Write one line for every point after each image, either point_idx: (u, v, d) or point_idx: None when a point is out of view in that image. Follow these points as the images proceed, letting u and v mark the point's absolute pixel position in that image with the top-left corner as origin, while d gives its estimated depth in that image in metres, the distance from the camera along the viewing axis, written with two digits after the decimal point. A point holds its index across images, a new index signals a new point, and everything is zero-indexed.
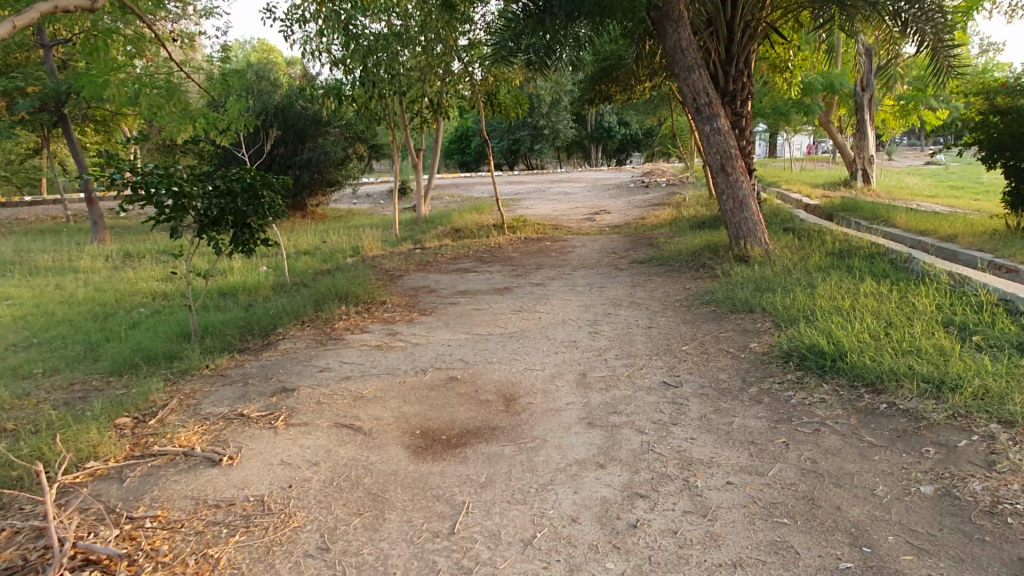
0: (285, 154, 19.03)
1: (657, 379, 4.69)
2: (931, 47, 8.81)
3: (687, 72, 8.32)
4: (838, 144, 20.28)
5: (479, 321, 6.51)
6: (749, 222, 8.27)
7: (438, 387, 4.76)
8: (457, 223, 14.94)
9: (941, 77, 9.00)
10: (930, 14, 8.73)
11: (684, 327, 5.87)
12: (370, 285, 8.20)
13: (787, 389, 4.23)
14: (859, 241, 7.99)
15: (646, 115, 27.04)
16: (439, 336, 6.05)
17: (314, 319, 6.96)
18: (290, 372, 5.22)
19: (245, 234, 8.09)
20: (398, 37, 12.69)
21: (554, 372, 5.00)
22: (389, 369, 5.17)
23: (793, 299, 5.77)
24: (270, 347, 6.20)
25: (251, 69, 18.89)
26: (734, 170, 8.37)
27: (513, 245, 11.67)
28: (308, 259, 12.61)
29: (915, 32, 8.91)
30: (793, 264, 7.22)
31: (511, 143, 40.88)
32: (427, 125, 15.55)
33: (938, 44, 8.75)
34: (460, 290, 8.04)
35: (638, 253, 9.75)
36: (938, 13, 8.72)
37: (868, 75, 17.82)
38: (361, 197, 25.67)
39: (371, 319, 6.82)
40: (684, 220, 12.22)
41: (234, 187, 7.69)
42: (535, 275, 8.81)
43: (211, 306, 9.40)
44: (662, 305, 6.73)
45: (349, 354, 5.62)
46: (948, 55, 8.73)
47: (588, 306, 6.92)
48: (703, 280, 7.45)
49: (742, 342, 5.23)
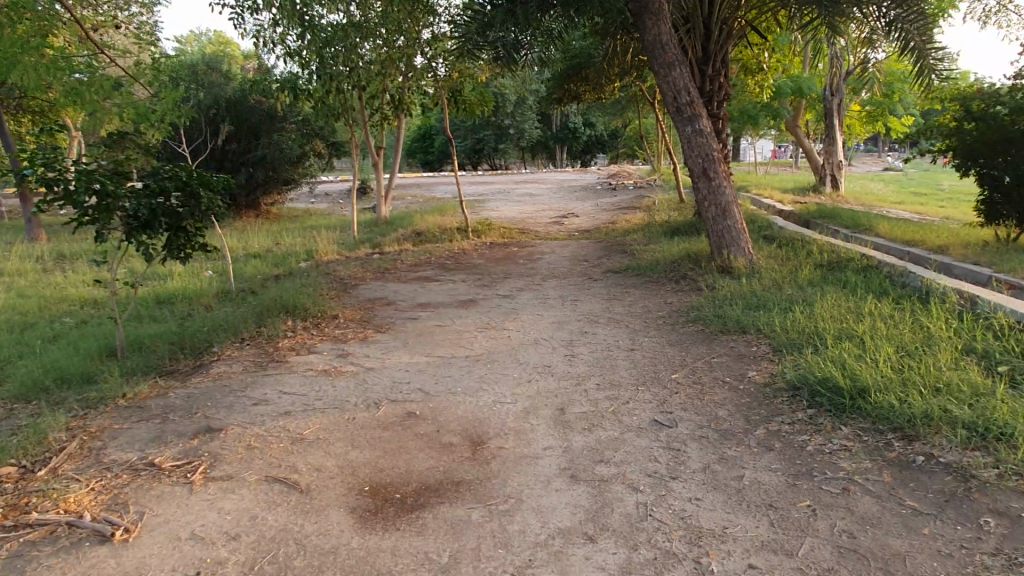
0: (237, 150, 18.09)
1: (648, 418, 4.05)
2: (915, 49, 8.22)
3: (668, 68, 7.72)
4: (806, 149, 20.03)
5: (441, 341, 5.82)
6: (732, 231, 7.68)
7: (393, 426, 4.05)
8: (419, 226, 14.22)
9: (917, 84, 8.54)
10: (914, 14, 8.18)
11: (671, 351, 5.25)
12: (321, 296, 7.46)
13: (801, 433, 3.65)
14: (848, 252, 7.50)
15: (613, 116, 26.63)
16: (397, 359, 5.35)
17: (256, 336, 6.19)
18: (219, 406, 4.46)
19: (180, 238, 7.31)
20: (357, 27, 11.80)
21: (528, 406, 4.34)
22: (335, 401, 4.45)
23: (792, 320, 5.22)
24: (201, 371, 5.42)
25: (201, 61, 17.83)
26: (715, 175, 7.82)
27: (479, 251, 11.03)
28: (259, 263, 11.78)
29: (899, 34, 8.33)
30: (782, 278, 6.67)
31: (475, 143, 40.22)
32: (386, 122, 14.72)
33: (923, 46, 8.17)
34: (421, 302, 7.33)
35: (612, 261, 9.17)
36: (922, 15, 8.17)
37: (836, 80, 17.50)
38: (318, 196, 24.74)
39: (319, 337, 6.08)
40: (657, 226, 11.68)
41: (168, 186, 6.87)
42: (501, 285, 8.15)
43: (145, 316, 8.56)
44: (643, 323, 6.12)
45: (291, 381, 4.88)
46: (932, 58, 8.15)
47: (562, 323, 6.28)
48: (686, 294, 6.87)
49: (740, 371, 4.63)
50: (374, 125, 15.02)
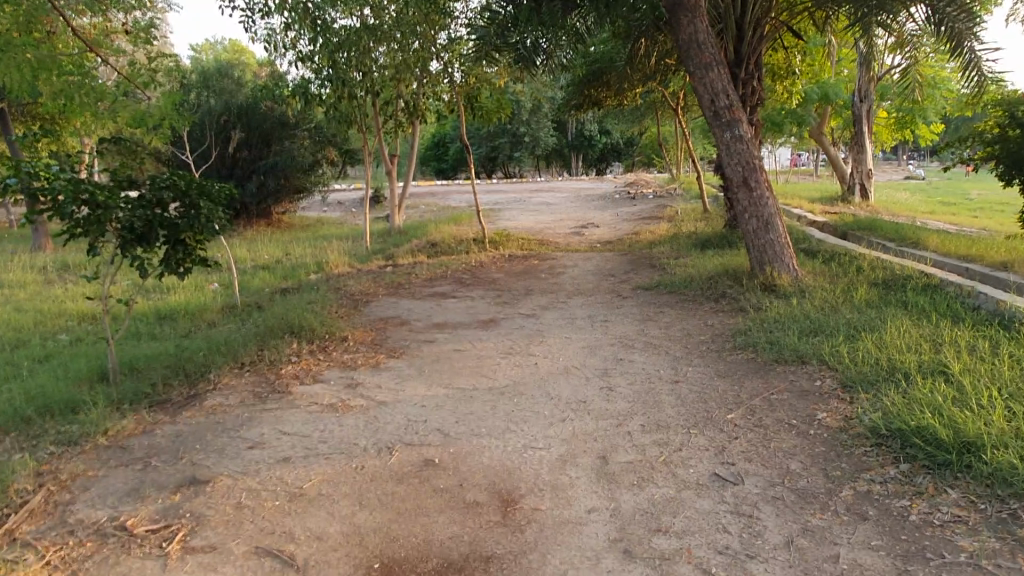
0: (249, 158, 17.66)
1: (707, 470, 3.45)
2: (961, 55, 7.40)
3: (704, 70, 7.16)
4: (832, 157, 19.38)
5: (460, 369, 5.24)
6: (775, 246, 7.05)
7: (409, 478, 3.47)
8: (434, 236, 13.68)
9: (965, 90, 7.90)
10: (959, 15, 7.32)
11: (721, 384, 4.65)
12: (330, 315, 6.90)
13: (899, 497, 3.04)
14: (902, 268, 6.85)
15: (631, 123, 26.06)
16: (412, 392, 4.77)
17: (257, 360, 5.62)
18: (209, 449, 3.89)
19: (178, 252, 6.72)
20: (373, 32, 11.32)
21: (564, 454, 3.74)
22: (342, 445, 3.87)
23: (861, 351, 4.58)
24: (194, 403, 4.86)
25: (213, 66, 17.39)
26: (757, 185, 7.17)
27: (497, 264, 10.46)
28: (267, 276, 11.27)
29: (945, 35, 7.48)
30: (835, 299, 6.05)
31: (489, 151, 39.73)
32: (400, 130, 14.19)
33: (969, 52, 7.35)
34: (437, 322, 6.75)
35: (640, 277, 8.58)
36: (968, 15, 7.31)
37: (863, 85, 16.83)
38: (331, 205, 24.32)
39: (326, 363, 5.52)
40: (684, 238, 11.07)
41: (165, 196, 6.29)
42: (523, 303, 7.57)
43: (143, 333, 8.03)
44: (685, 349, 5.51)
45: (294, 418, 4.31)
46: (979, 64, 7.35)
47: (594, 348, 5.68)
48: (728, 316, 6.26)
49: (807, 413, 4.02)
50: (388, 132, 14.51)
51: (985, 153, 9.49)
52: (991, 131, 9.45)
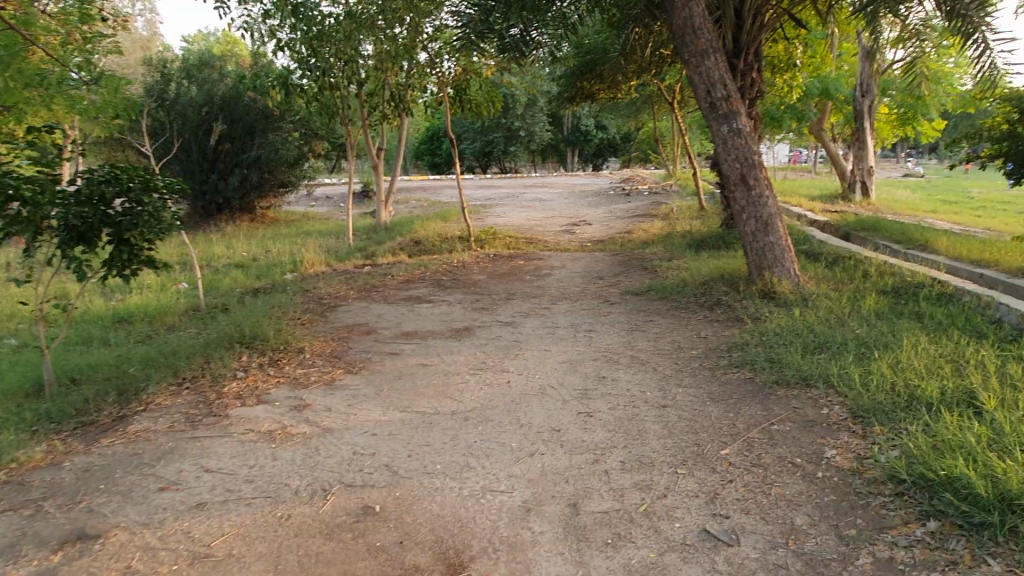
0: (231, 150, 17.01)
1: (694, 526, 2.90)
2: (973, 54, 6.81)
3: (700, 58, 6.59)
4: (832, 154, 18.80)
5: (423, 388, 4.69)
6: (775, 249, 6.49)
7: (341, 533, 2.91)
8: (418, 234, 13.10)
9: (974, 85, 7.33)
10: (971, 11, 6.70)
11: (714, 409, 4.09)
12: (289, 323, 6.32)
13: (929, 568, 2.49)
14: (912, 274, 6.29)
15: (627, 117, 25.45)
16: (364, 416, 4.21)
17: (199, 376, 5.04)
18: (113, 491, 3.32)
19: (122, 253, 5.95)
20: (357, 22, 10.59)
21: (528, 500, 3.17)
22: (272, 486, 3.31)
23: (874, 374, 4.02)
24: (117, 428, 4.27)
25: (194, 57, 16.73)
26: (756, 182, 6.59)
27: (481, 264, 9.90)
28: (239, 275, 10.69)
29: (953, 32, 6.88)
30: (841, 309, 5.49)
31: (484, 146, 38.98)
32: (385, 123, 13.57)
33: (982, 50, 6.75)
34: (407, 331, 6.18)
35: (630, 280, 8.03)
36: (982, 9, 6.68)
37: (864, 80, 16.24)
38: (319, 199, 23.72)
39: (276, 379, 4.94)
40: (679, 238, 10.51)
41: (107, 189, 5.66)
42: (503, 309, 7.00)
43: (95, 339, 7.42)
44: (674, 366, 4.95)
45: (222, 449, 3.74)
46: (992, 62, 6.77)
47: (574, 364, 5.11)
48: (723, 327, 5.69)
49: (813, 449, 3.47)
50: (372, 125, 13.90)
51: (992, 150, 8.88)
52: (1000, 127, 8.87)
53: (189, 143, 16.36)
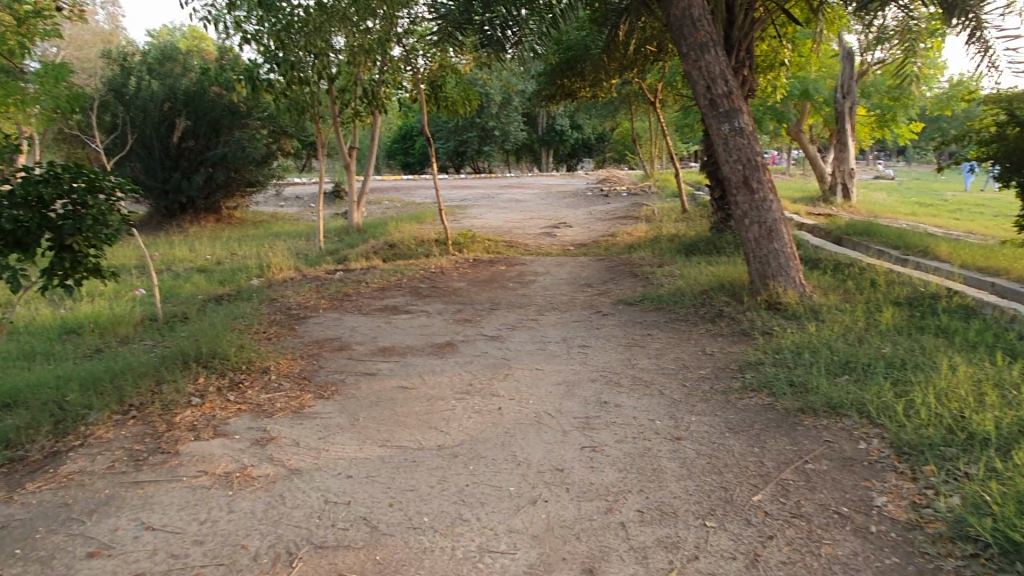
0: (196, 148, 16.24)
1: None
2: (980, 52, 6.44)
3: (699, 51, 6.14)
4: (811, 156, 18.51)
5: (403, 416, 4.15)
6: (780, 257, 6.07)
7: None
8: (392, 236, 12.50)
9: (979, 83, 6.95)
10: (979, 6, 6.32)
11: (736, 443, 3.61)
12: (253, 338, 5.74)
13: None
14: (925, 284, 5.88)
15: (604, 118, 25.06)
16: (336, 452, 3.67)
17: (149, 403, 4.44)
18: (33, 556, 2.75)
19: (63, 260, 5.07)
20: (327, 12, 9.94)
21: (534, 565, 2.67)
22: (226, 549, 2.76)
23: (916, 405, 3.57)
24: (48, 467, 3.67)
25: (156, 49, 15.92)
26: (759, 185, 6.14)
27: (460, 270, 9.38)
28: (201, 280, 10.03)
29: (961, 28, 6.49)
30: (857, 324, 5.06)
31: (458, 145, 38.31)
32: (358, 121, 12.95)
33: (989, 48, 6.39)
34: (383, 347, 5.65)
35: (621, 288, 7.57)
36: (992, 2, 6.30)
37: (846, 81, 15.91)
38: (289, 199, 22.98)
39: (235, 406, 4.37)
40: (667, 242, 10.08)
41: (45, 190, 4.84)
42: (487, 321, 6.48)
43: (37, 354, 6.73)
44: (683, 388, 4.47)
45: (167, 498, 3.17)
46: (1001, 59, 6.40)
47: (572, 386, 4.61)
48: (730, 343, 5.23)
49: (859, 495, 3.00)
50: (344, 123, 13.24)
51: (979, 153, 8.76)
52: (988, 129, 8.70)
53: (151, 140, 15.56)
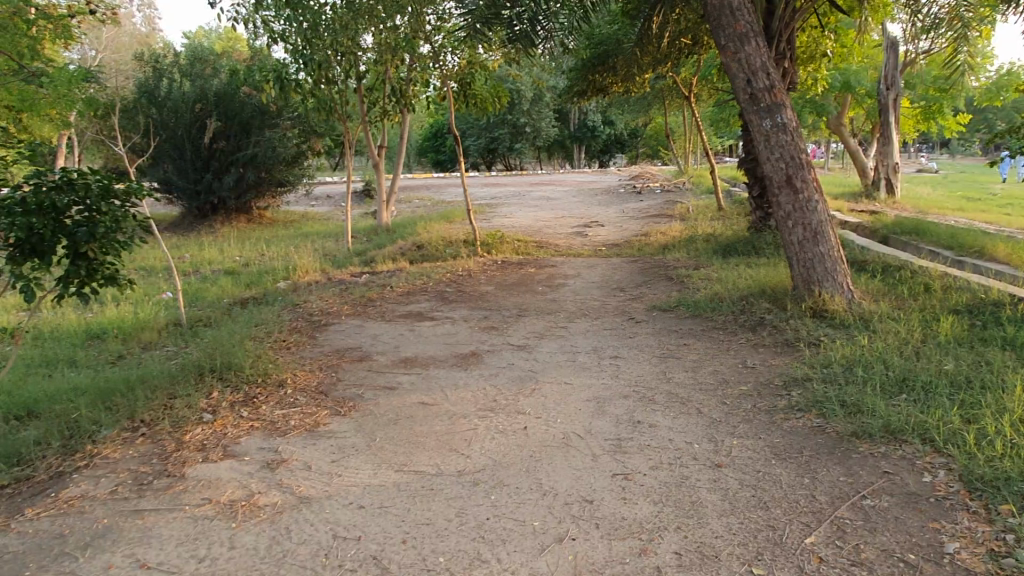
0: (226, 149, 16.19)
1: None
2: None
3: (739, 42, 5.79)
4: (852, 150, 17.87)
5: (421, 437, 3.89)
6: (826, 261, 5.68)
7: None
8: (420, 237, 12.26)
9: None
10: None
11: (783, 472, 3.29)
12: (270, 348, 5.53)
13: None
14: (986, 289, 5.45)
15: (637, 113, 24.63)
16: (349, 479, 3.42)
17: (160, 419, 4.24)
18: None
19: (79, 269, 4.38)
20: (355, 10, 9.60)
21: None
22: None
23: (989, 435, 3.20)
24: (51, 489, 3.48)
25: (189, 53, 16.14)
26: (804, 184, 5.76)
27: (488, 272, 9.11)
28: (228, 282, 9.91)
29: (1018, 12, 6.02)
30: (912, 335, 4.69)
31: (489, 142, 38.02)
32: (386, 120, 12.74)
33: None
34: (405, 357, 5.41)
35: (655, 292, 7.24)
36: None
37: (890, 72, 15.24)
38: (320, 198, 22.98)
39: (247, 425, 4.15)
40: (702, 242, 9.70)
41: (60, 196, 4.17)
42: (515, 329, 6.20)
43: (58, 360, 6.62)
44: (723, 406, 4.15)
45: (167, 532, 2.97)
46: None
47: (603, 403, 4.31)
48: (773, 355, 4.88)
49: (926, 540, 2.66)
50: (371, 122, 13.02)
51: None
52: None
53: (182, 141, 15.56)
